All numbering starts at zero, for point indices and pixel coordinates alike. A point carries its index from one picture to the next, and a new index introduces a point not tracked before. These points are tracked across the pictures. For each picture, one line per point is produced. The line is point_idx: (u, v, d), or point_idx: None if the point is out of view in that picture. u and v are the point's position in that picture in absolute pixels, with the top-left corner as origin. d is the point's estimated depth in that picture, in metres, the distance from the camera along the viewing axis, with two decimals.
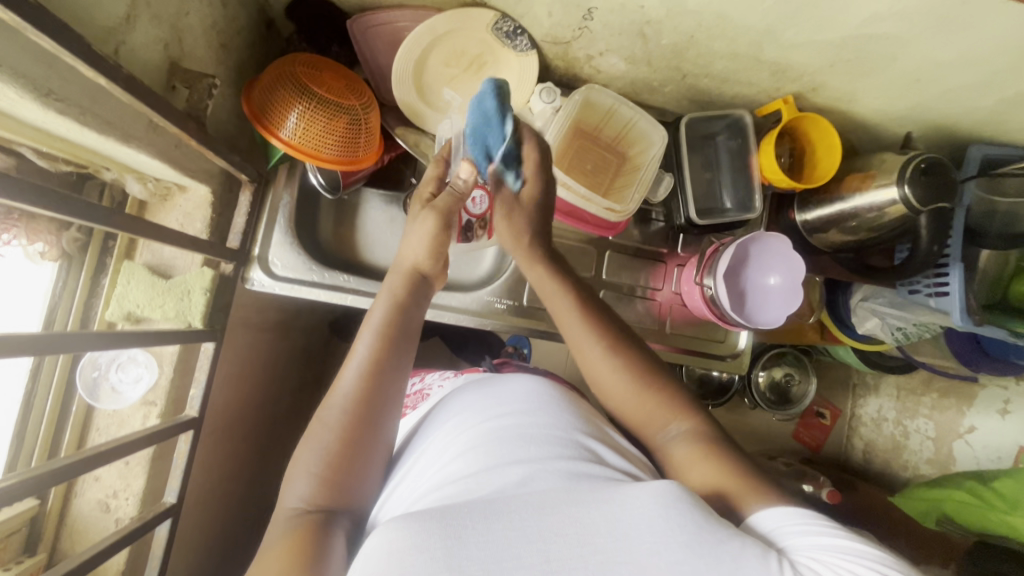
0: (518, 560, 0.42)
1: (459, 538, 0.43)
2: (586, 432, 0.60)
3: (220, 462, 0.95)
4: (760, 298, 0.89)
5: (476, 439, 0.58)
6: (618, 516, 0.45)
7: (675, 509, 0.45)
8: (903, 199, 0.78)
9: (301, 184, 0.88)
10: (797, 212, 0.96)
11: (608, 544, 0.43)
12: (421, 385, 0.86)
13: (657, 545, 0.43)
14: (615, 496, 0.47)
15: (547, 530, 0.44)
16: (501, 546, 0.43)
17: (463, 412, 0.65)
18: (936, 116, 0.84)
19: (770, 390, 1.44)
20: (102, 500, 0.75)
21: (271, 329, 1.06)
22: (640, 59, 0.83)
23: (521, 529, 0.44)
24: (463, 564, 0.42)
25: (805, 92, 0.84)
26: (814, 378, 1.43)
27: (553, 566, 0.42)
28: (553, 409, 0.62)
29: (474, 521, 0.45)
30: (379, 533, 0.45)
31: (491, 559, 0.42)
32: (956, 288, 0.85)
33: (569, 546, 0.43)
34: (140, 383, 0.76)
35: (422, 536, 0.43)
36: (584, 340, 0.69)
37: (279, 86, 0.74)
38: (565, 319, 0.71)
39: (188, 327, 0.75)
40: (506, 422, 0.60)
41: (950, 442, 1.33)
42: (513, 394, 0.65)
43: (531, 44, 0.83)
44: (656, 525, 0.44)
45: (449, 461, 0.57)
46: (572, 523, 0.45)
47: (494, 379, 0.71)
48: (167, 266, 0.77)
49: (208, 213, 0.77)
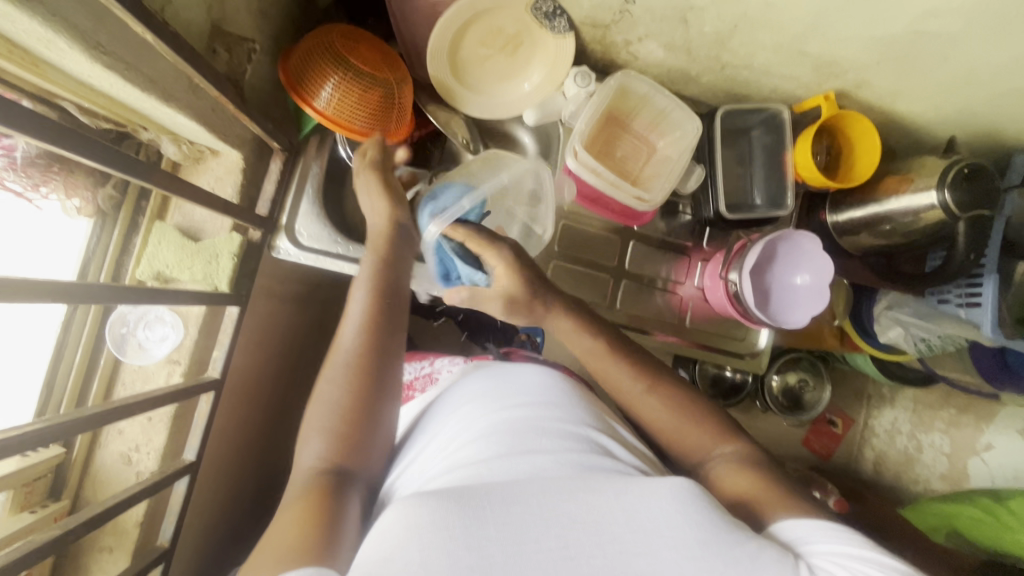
0: (537, 543, 0.43)
1: (478, 519, 0.43)
2: (597, 426, 0.61)
3: (237, 426, 0.97)
4: (785, 296, 0.88)
5: (488, 421, 0.59)
6: (636, 507, 0.45)
7: (693, 504, 0.46)
8: (942, 204, 0.76)
9: (331, 156, 0.88)
10: (829, 212, 0.94)
11: (627, 534, 0.44)
12: (430, 368, 0.87)
13: (675, 538, 0.44)
14: (631, 486, 0.47)
15: (566, 515, 0.45)
16: (518, 527, 0.43)
17: (476, 398, 0.65)
18: (982, 122, 0.81)
19: (783, 394, 1.44)
20: (125, 453, 0.77)
21: (290, 301, 1.06)
22: (679, 46, 0.81)
23: (539, 512, 0.44)
24: (483, 544, 0.42)
25: (847, 88, 0.82)
26: (829, 386, 1.42)
27: (570, 552, 0.43)
28: (565, 404, 0.62)
29: (492, 502, 0.45)
30: (394, 510, 0.46)
31: (510, 541, 0.43)
32: (989, 299, 0.82)
33: (585, 533, 0.44)
34: (166, 342, 0.77)
35: (440, 514, 0.43)
36: (624, 382, 0.70)
37: (315, 56, 0.75)
38: (606, 364, 0.72)
39: (214, 290, 0.76)
40: (518, 409, 0.60)
41: (965, 459, 1.35)
42: (523, 384, 0.66)
43: (569, 26, 0.82)
44: (675, 519, 0.45)
45: (465, 443, 0.58)
46: (589, 510, 0.45)
47: (504, 367, 0.72)
48: (197, 229, 0.78)
49: (238, 179, 0.78)
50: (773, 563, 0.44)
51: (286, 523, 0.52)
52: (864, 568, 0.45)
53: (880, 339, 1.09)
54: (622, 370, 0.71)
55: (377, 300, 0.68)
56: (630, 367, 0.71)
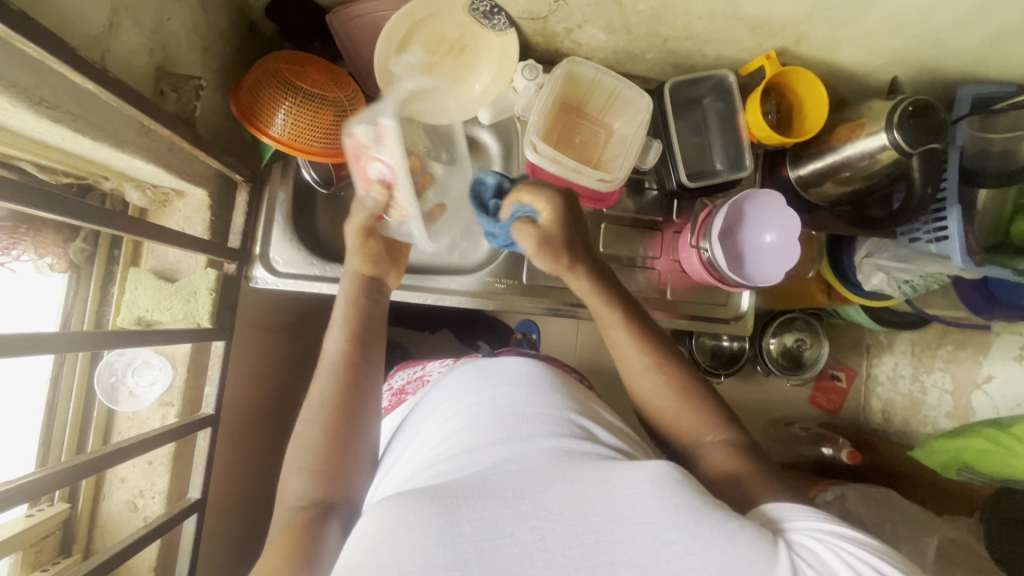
0: (511, 537, 0.44)
1: (453, 516, 0.44)
2: (578, 409, 0.62)
3: (241, 461, 0.97)
4: (756, 256, 0.89)
5: (464, 416, 0.61)
6: (613, 495, 0.46)
7: (670, 491, 0.47)
8: (893, 144, 0.78)
9: (296, 181, 0.90)
10: (790, 168, 0.95)
11: (603, 523, 0.45)
12: (422, 372, 0.89)
13: (652, 525, 0.45)
14: (611, 474, 0.48)
15: (540, 508, 0.45)
16: (493, 522, 0.44)
17: (457, 394, 0.67)
18: (921, 60, 0.83)
19: (782, 356, 1.46)
20: (130, 500, 0.77)
21: (279, 330, 1.07)
22: (618, 27, 0.83)
23: (515, 506, 0.45)
24: (457, 541, 0.43)
25: (787, 45, 0.83)
26: (826, 341, 1.44)
27: (546, 543, 0.44)
28: (542, 390, 0.63)
29: (468, 498, 0.46)
30: (376, 512, 0.47)
31: (484, 536, 0.44)
32: (955, 229, 0.84)
33: (562, 524, 0.45)
34: (156, 385, 0.78)
35: (417, 513, 0.44)
36: (630, 354, 0.71)
37: (263, 85, 0.75)
38: (617, 339, 0.73)
39: (197, 326, 0.77)
40: (496, 399, 0.61)
41: (968, 394, 1.34)
42: (501, 372, 0.67)
43: (509, 23, 0.83)
44: (651, 505, 0.45)
45: (447, 440, 0.59)
46: (564, 500, 0.46)
47: (489, 358, 0.73)
48: (172, 269, 0.79)
49: (207, 216, 0.80)
50: (753, 540, 0.45)
51: (268, 559, 0.55)
52: (844, 545, 0.47)
53: (865, 288, 1.12)
54: (628, 340, 0.72)
55: (353, 347, 0.72)
56: (635, 339, 0.72)
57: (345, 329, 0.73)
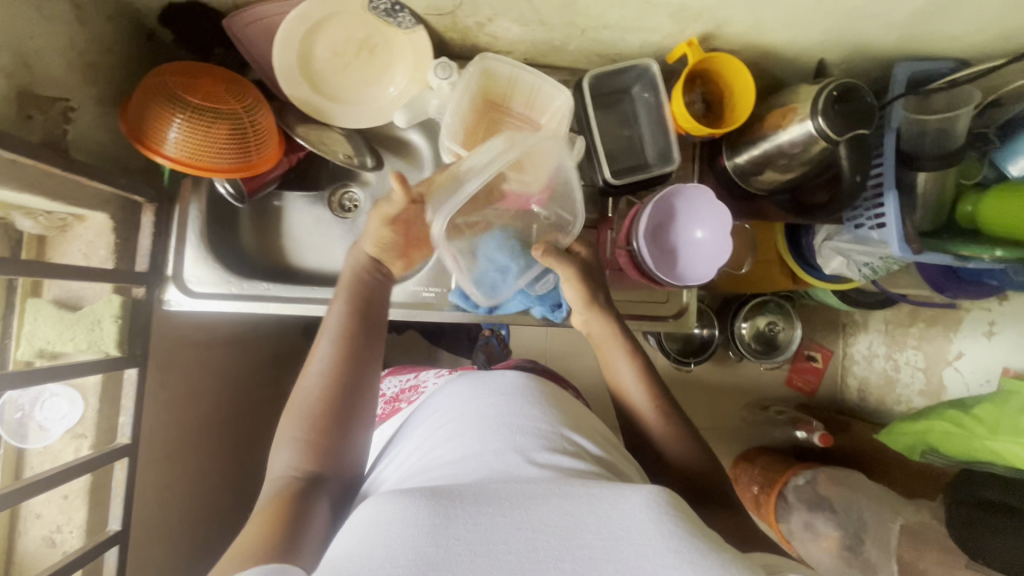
0: (505, 544, 0.42)
1: (448, 517, 0.44)
2: (571, 427, 0.61)
3: (183, 482, 0.96)
4: (690, 254, 0.86)
5: (463, 428, 0.60)
6: (608, 513, 0.44)
7: (667, 515, 0.44)
8: (819, 131, 0.74)
9: (211, 196, 0.87)
10: (727, 157, 0.90)
11: (597, 540, 0.43)
12: (416, 380, 0.90)
13: (645, 548, 0.42)
14: (606, 492, 0.46)
15: (536, 518, 0.44)
16: (487, 528, 0.43)
17: (455, 405, 0.66)
18: (853, 39, 0.78)
19: (755, 339, 1.44)
20: (47, 536, 0.75)
21: (222, 344, 1.05)
22: (531, 19, 0.78)
23: (509, 515, 0.44)
24: (450, 542, 0.42)
25: (711, 30, 0.79)
26: (798, 323, 1.42)
27: (539, 554, 0.42)
28: (540, 403, 0.63)
29: (463, 503, 0.45)
30: (372, 507, 0.47)
31: (478, 540, 0.43)
32: (893, 215, 0.81)
33: (555, 537, 0.43)
34: (66, 419, 0.76)
35: (412, 512, 0.44)
36: (637, 399, 0.75)
37: (149, 101, 0.71)
38: (624, 380, 0.76)
39: (105, 355, 0.75)
40: (494, 412, 0.61)
41: (940, 371, 1.29)
42: (500, 384, 0.67)
43: (415, 20, 0.79)
44: (646, 527, 0.43)
45: (443, 452, 0.58)
46: (559, 513, 0.45)
47: (485, 372, 0.72)
48: (76, 298, 0.76)
49: (110, 239, 0.77)
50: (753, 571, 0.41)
51: (248, 538, 0.54)
52: None
53: (825, 272, 1.09)
54: (636, 386, 0.75)
55: (357, 322, 0.70)
56: (642, 385, 0.75)
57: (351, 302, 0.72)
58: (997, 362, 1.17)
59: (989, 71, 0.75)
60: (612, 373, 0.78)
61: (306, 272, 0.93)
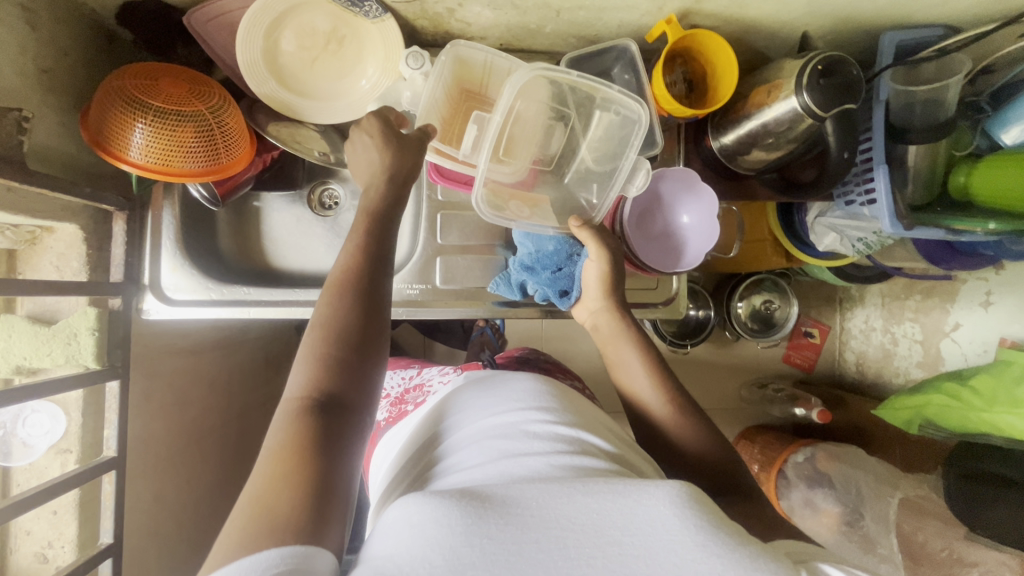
0: (537, 543, 0.42)
1: (479, 517, 0.43)
2: (584, 427, 0.60)
3: (176, 489, 0.95)
4: (678, 239, 0.85)
5: (480, 433, 0.59)
6: (633, 509, 0.44)
7: (690, 511, 0.44)
8: (803, 108, 0.72)
9: (185, 200, 0.85)
10: (713, 138, 0.88)
11: (625, 538, 0.42)
12: (420, 379, 0.87)
13: (672, 543, 0.42)
14: (629, 487, 0.46)
15: (564, 517, 0.44)
16: (518, 527, 0.43)
17: (467, 412, 0.66)
18: (838, 10, 0.75)
19: (751, 318, 1.42)
20: (40, 552, 0.75)
21: (210, 348, 1.03)
22: (503, 3, 0.75)
23: (539, 514, 0.44)
24: (483, 542, 0.41)
25: (690, 6, 0.76)
26: (794, 300, 1.39)
27: (570, 553, 0.42)
28: (556, 406, 0.62)
29: (493, 503, 0.44)
30: (400, 507, 0.46)
31: (510, 539, 0.42)
32: (882, 191, 0.78)
33: (584, 535, 0.43)
34: (49, 434, 0.75)
35: (443, 512, 0.43)
36: (644, 392, 0.72)
37: (109, 105, 0.69)
38: (630, 372, 0.74)
39: (84, 369, 0.74)
40: (509, 417, 0.60)
41: (937, 342, 1.28)
42: (514, 391, 0.65)
43: (382, 9, 0.76)
44: (671, 523, 0.43)
45: (461, 457, 0.58)
46: (586, 512, 0.44)
47: (495, 376, 0.71)
48: (51, 312, 0.75)
49: (81, 250, 0.75)
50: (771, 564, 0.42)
51: (275, 467, 0.49)
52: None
53: (820, 249, 1.07)
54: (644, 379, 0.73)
55: (367, 258, 0.62)
56: (650, 378, 0.72)
57: (365, 216, 0.65)
58: (996, 332, 1.16)
59: (977, 38, 0.73)
60: (619, 365, 0.75)
61: (289, 273, 0.91)
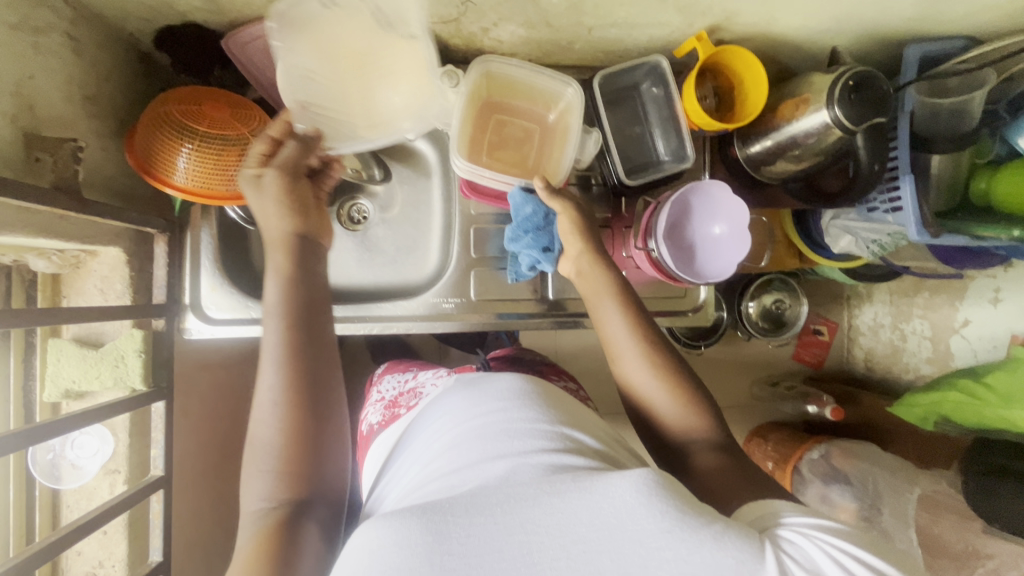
0: (500, 552, 0.43)
1: (441, 533, 0.44)
2: (566, 419, 0.60)
3: (215, 502, 0.97)
4: (708, 250, 0.86)
5: (456, 432, 0.60)
6: (598, 505, 0.45)
7: (657, 496, 0.45)
8: (835, 121, 0.74)
9: (222, 220, 0.85)
10: (738, 147, 0.90)
11: (590, 533, 0.44)
12: (414, 382, 0.86)
13: (638, 532, 0.44)
14: (594, 483, 0.46)
15: (528, 521, 0.45)
16: (480, 538, 0.44)
17: (447, 413, 0.66)
18: (863, 24, 0.77)
19: (763, 318, 1.44)
20: (91, 571, 0.76)
21: (238, 362, 1.04)
22: (536, 22, 0.77)
23: (501, 521, 0.44)
24: (445, 559, 0.43)
25: (719, 22, 0.77)
26: (804, 299, 1.42)
27: (534, 557, 0.43)
28: (535, 404, 0.60)
29: (456, 516, 0.45)
30: (367, 527, 0.47)
31: (473, 553, 0.43)
32: (909, 200, 0.80)
33: (549, 536, 0.44)
34: (98, 455, 0.76)
35: (403, 532, 0.44)
36: (621, 338, 0.70)
37: (155, 131, 0.70)
38: (611, 325, 0.72)
39: (131, 391, 0.75)
40: (488, 414, 0.60)
41: (947, 339, 1.30)
42: (495, 392, 0.63)
43: (419, 29, 0.77)
44: (638, 514, 0.44)
45: (436, 457, 0.59)
46: (551, 514, 0.45)
47: (483, 376, 0.69)
48: (96, 335, 0.76)
49: (125, 273, 0.76)
50: (738, 542, 0.44)
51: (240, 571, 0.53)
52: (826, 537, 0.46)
53: (834, 251, 1.09)
54: (625, 330, 0.71)
55: (297, 344, 0.63)
56: (629, 328, 0.71)
57: (283, 292, 0.65)
58: (1006, 327, 1.19)
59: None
60: (600, 317, 0.73)
61: None
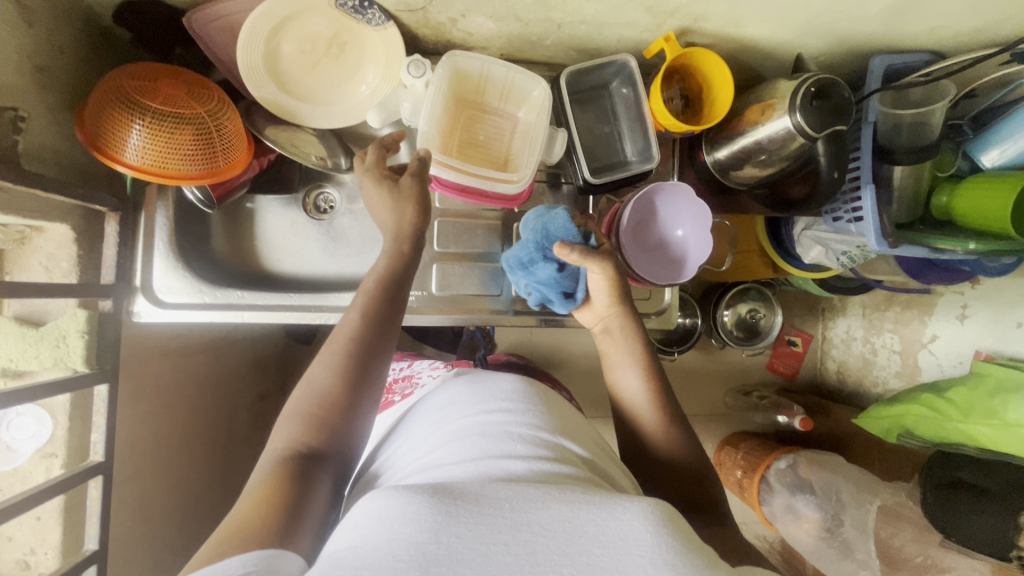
0: (506, 546, 0.40)
1: (451, 514, 0.42)
2: (563, 433, 0.59)
3: (165, 491, 0.94)
4: (672, 251, 0.86)
5: (462, 429, 0.58)
6: (605, 522, 0.42)
7: (665, 529, 0.42)
8: (797, 127, 0.74)
9: (179, 200, 0.83)
10: (707, 152, 0.90)
11: (596, 548, 0.41)
12: (409, 371, 0.90)
13: (643, 557, 0.40)
14: (603, 502, 0.44)
15: (534, 521, 0.42)
16: (488, 528, 0.41)
17: (450, 407, 0.65)
18: (830, 33, 0.78)
19: (736, 326, 1.45)
20: (22, 558, 0.73)
21: (197, 349, 1.01)
22: (505, 15, 0.76)
23: (509, 516, 0.42)
24: (451, 540, 0.40)
25: (689, 24, 0.77)
26: (779, 309, 1.42)
27: (538, 558, 0.40)
28: (535, 409, 0.62)
29: (465, 502, 0.43)
30: (372, 502, 0.45)
31: (479, 539, 0.40)
32: (869, 210, 0.81)
33: (554, 542, 0.41)
34: (35, 438, 0.73)
35: (412, 507, 0.42)
36: (629, 380, 0.74)
37: (107, 106, 0.68)
38: (622, 370, 0.75)
39: (72, 373, 0.72)
40: (491, 417, 0.59)
41: (915, 353, 1.32)
42: (499, 391, 0.65)
43: (386, 16, 0.76)
44: (643, 541, 0.41)
45: (439, 452, 0.57)
46: (557, 520, 0.42)
47: (483, 373, 0.71)
48: (39, 313, 0.73)
49: (73, 252, 0.73)
50: None
51: (246, 506, 0.52)
52: None
53: (804, 261, 1.10)
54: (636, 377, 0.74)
55: (374, 322, 0.65)
56: (640, 375, 0.74)
57: (370, 274, 0.68)
58: (971, 343, 1.20)
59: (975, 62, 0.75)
60: (611, 358, 0.77)
61: (283, 276, 0.91)
